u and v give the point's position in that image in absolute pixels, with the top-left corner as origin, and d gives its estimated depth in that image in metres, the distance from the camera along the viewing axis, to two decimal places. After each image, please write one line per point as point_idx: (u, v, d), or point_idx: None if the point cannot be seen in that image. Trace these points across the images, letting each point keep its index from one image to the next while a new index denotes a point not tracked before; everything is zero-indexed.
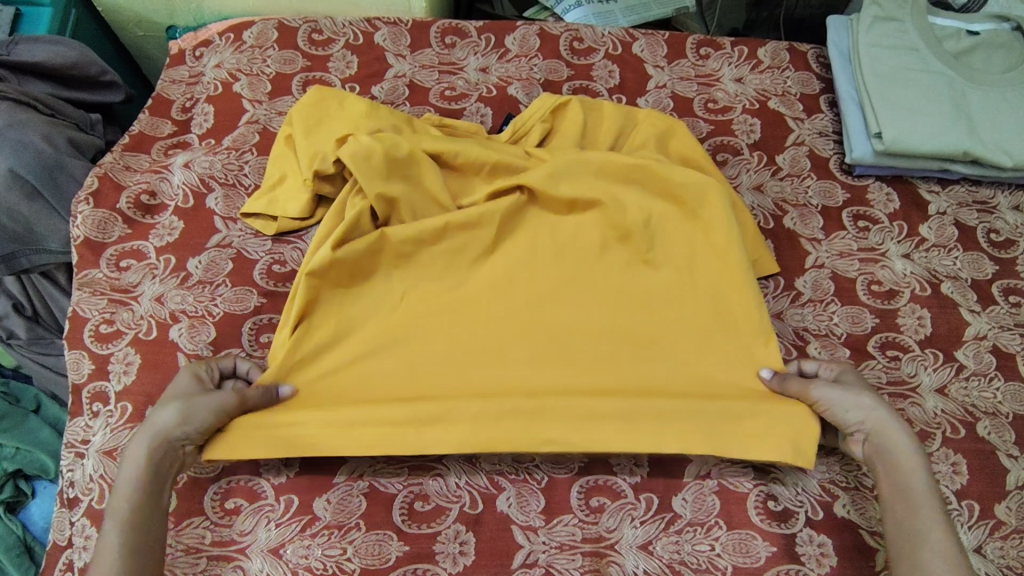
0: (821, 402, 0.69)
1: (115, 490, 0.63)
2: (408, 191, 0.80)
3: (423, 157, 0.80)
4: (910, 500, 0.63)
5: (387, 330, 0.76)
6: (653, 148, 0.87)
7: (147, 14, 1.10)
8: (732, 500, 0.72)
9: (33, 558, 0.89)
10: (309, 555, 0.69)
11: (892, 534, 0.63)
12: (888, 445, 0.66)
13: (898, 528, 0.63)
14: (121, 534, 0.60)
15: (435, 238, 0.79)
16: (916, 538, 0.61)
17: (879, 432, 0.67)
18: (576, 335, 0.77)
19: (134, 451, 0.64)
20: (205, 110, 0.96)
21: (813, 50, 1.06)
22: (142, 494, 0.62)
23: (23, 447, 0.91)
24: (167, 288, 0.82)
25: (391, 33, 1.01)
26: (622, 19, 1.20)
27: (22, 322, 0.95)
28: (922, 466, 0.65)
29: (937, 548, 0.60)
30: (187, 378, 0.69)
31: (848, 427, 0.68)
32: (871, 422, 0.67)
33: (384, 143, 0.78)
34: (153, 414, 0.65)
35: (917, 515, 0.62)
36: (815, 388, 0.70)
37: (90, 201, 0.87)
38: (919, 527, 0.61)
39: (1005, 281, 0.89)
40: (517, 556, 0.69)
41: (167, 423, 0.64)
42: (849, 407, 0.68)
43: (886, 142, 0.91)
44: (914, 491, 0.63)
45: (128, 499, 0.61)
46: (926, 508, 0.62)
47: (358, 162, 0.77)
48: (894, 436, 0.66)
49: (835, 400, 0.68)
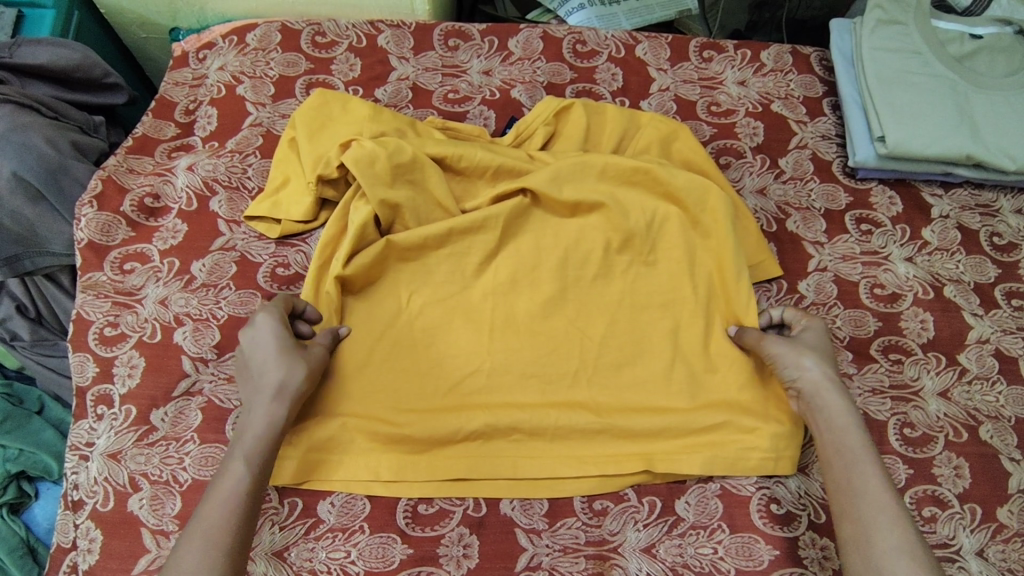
0: (769, 353, 0.72)
1: (241, 438, 0.64)
2: (411, 195, 0.80)
3: (427, 161, 0.80)
4: (846, 456, 0.64)
5: (389, 332, 0.77)
6: (656, 153, 0.87)
7: (150, 15, 1.10)
8: (735, 503, 0.72)
9: (37, 559, 0.90)
10: (314, 558, 0.69)
11: (833, 492, 0.64)
12: (818, 403, 0.68)
13: (838, 485, 0.63)
14: (250, 480, 0.61)
15: (438, 241, 0.79)
16: (853, 492, 0.62)
17: (813, 394, 0.69)
18: (579, 340, 0.78)
19: (266, 407, 0.65)
20: (208, 113, 0.96)
21: (815, 53, 1.06)
22: (271, 444, 0.64)
23: (27, 448, 0.91)
24: (170, 292, 0.82)
25: (394, 36, 1.01)
26: (625, 21, 1.20)
27: (25, 324, 0.95)
28: (857, 423, 0.66)
29: (876, 501, 0.61)
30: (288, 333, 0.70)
31: (786, 382, 0.71)
32: (806, 380, 0.69)
33: (387, 148, 0.78)
34: (284, 375, 0.67)
35: (855, 470, 0.63)
36: (767, 340, 0.73)
37: (93, 204, 0.87)
38: (859, 481, 0.62)
39: (1008, 284, 0.89)
40: (521, 559, 0.70)
41: (297, 386, 0.67)
42: (789, 364, 0.70)
43: (889, 146, 0.91)
44: (851, 447, 0.65)
45: (256, 446, 0.63)
46: (866, 464, 0.63)
47: (362, 169, 0.77)
48: (825, 394, 0.68)
49: (780, 354, 0.71)
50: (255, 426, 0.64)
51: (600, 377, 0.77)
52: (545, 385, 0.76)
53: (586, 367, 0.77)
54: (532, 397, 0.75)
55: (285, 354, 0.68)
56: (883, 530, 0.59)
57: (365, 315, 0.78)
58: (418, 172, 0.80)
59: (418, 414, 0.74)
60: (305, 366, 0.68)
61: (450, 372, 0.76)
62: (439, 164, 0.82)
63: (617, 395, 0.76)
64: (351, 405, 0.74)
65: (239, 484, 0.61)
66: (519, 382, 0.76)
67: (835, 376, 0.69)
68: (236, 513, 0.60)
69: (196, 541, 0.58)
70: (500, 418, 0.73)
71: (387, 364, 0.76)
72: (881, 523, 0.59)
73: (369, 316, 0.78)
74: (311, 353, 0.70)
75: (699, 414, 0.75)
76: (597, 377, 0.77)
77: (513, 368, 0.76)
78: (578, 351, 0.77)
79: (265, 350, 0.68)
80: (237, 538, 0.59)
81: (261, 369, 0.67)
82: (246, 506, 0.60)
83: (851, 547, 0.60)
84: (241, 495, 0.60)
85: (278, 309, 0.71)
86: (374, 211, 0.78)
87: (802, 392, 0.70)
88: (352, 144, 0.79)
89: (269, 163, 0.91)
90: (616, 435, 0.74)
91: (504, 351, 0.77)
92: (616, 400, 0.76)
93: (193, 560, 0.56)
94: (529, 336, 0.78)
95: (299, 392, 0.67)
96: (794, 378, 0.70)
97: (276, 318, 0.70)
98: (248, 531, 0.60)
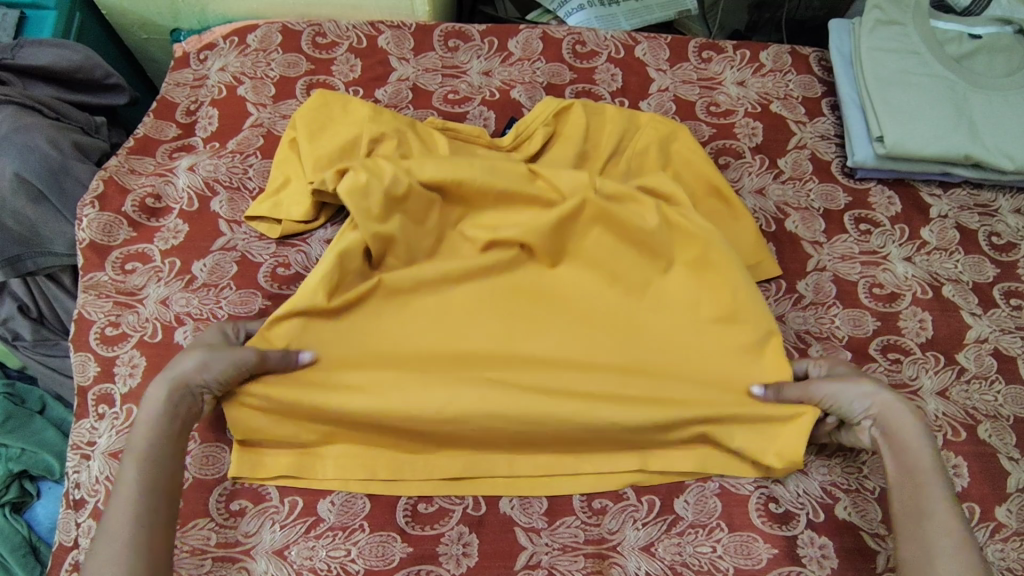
0: (823, 396, 0.72)
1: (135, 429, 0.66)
2: (407, 227, 0.79)
3: (421, 194, 0.79)
4: (918, 480, 0.64)
5: (388, 343, 0.76)
6: (654, 154, 0.88)
7: (151, 17, 1.10)
8: (733, 502, 0.73)
9: (39, 558, 0.90)
10: (314, 557, 0.69)
11: (897, 512, 0.64)
12: (894, 425, 0.67)
13: (904, 508, 0.64)
14: (139, 470, 0.62)
15: (438, 274, 0.79)
16: (921, 516, 0.62)
17: (885, 421, 0.68)
18: (575, 339, 0.78)
19: (155, 393, 0.67)
20: (209, 114, 0.97)
21: (814, 53, 1.06)
22: (162, 439, 0.65)
23: (29, 448, 0.92)
24: (171, 292, 0.82)
25: (394, 37, 1.01)
26: (625, 22, 1.20)
27: (27, 323, 0.95)
28: (930, 447, 0.66)
29: (944, 526, 0.61)
30: (214, 332, 0.73)
31: (852, 415, 0.70)
32: (878, 405, 0.69)
33: (384, 180, 0.77)
34: (177, 361, 0.69)
35: (925, 495, 0.63)
36: (816, 386, 0.72)
37: (95, 205, 0.87)
38: (926, 505, 0.62)
39: (1007, 284, 0.89)
40: (520, 557, 0.70)
41: (188, 368, 0.68)
42: (852, 395, 0.70)
43: (887, 146, 0.91)
44: (923, 471, 0.64)
45: (147, 443, 0.64)
46: (935, 487, 0.63)
47: (358, 201, 0.76)
48: (899, 418, 0.67)
49: (836, 392, 0.71)
50: (143, 427, 0.65)
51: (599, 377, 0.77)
52: None
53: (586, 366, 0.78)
54: None
55: (188, 354, 0.69)
56: (947, 556, 0.59)
57: (357, 331, 0.76)
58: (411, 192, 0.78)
59: None
60: (198, 356, 0.68)
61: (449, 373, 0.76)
62: (439, 191, 0.81)
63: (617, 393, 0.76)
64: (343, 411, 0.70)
65: (133, 484, 0.62)
66: None
67: (903, 400, 0.69)
68: (136, 504, 0.61)
69: (102, 544, 0.58)
70: None
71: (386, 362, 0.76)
72: (946, 549, 0.59)
73: (371, 324, 0.77)
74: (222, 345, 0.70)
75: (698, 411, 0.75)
76: (592, 389, 0.74)
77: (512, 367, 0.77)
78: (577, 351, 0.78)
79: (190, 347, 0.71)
80: (133, 529, 0.59)
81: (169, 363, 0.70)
82: (142, 503, 0.61)
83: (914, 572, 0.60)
84: (135, 485, 0.62)
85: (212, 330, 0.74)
86: (365, 240, 0.77)
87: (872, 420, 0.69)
88: (348, 171, 0.78)
89: (269, 164, 0.91)
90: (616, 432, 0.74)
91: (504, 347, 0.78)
92: None
93: (99, 556, 0.58)
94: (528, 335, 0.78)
95: (190, 382, 0.67)
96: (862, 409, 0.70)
97: (209, 335, 0.73)
98: (151, 521, 0.61)
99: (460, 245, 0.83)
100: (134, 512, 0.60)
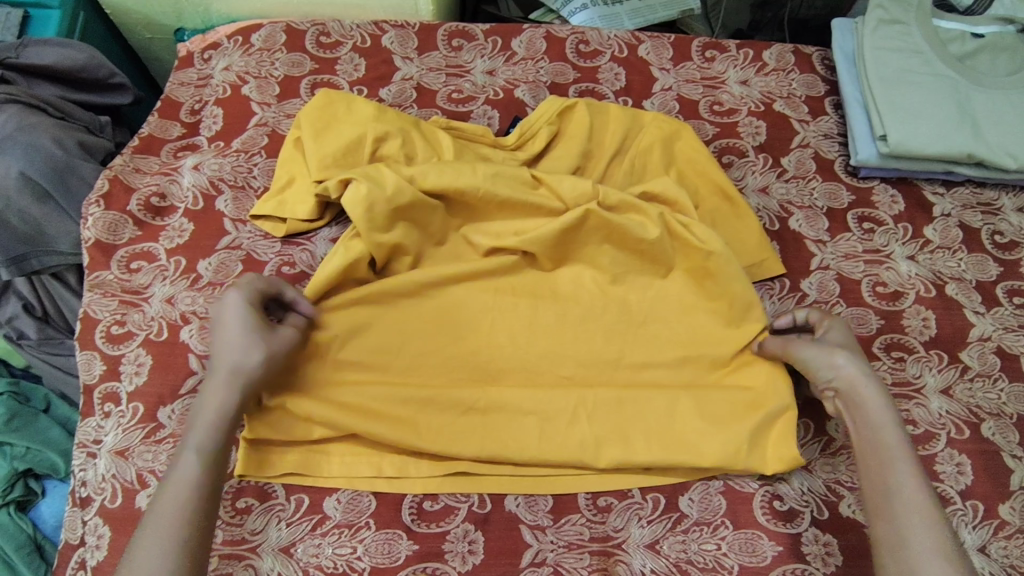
0: (798, 357, 0.72)
1: (195, 421, 0.66)
2: (410, 231, 0.79)
3: (422, 205, 0.78)
4: (884, 456, 0.65)
5: (397, 341, 0.77)
6: (658, 153, 0.88)
7: (155, 16, 1.11)
8: (737, 500, 0.73)
9: (44, 557, 0.91)
10: (320, 554, 0.69)
11: (867, 489, 0.64)
12: (859, 400, 0.68)
13: (874, 485, 0.64)
14: (201, 467, 0.63)
15: (438, 280, 0.79)
16: (889, 491, 0.63)
17: (851, 394, 0.69)
18: (580, 338, 0.79)
19: (218, 390, 0.66)
20: (214, 113, 0.97)
21: (817, 53, 1.07)
22: (221, 427, 0.65)
23: (33, 447, 0.92)
24: (177, 290, 0.83)
25: (399, 36, 1.02)
26: (628, 21, 1.20)
27: (32, 323, 0.96)
28: (894, 422, 0.67)
29: (912, 502, 0.61)
30: (247, 313, 0.68)
31: (819, 382, 0.71)
32: (842, 379, 0.70)
33: (387, 190, 0.77)
34: (235, 356, 0.67)
35: (892, 470, 0.64)
36: (793, 345, 0.73)
37: (101, 203, 0.88)
38: (894, 482, 0.63)
39: (1010, 282, 0.89)
40: (526, 555, 0.70)
41: (249, 368, 0.67)
42: (822, 364, 0.71)
43: (891, 145, 0.91)
44: (889, 447, 0.65)
45: (207, 440, 0.64)
46: (902, 464, 0.64)
47: (359, 213, 0.76)
48: (864, 393, 0.68)
49: (810, 356, 0.72)
50: (206, 414, 0.66)
51: (602, 375, 0.78)
52: (551, 381, 0.77)
53: (591, 364, 0.78)
54: (538, 389, 0.77)
55: (242, 337, 0.67)
56: (918, 531, 0.60)
57: (363, 331, 0.77)
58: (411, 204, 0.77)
59: (423, 411, 0.74)
60: (258, 349, 0.67)
61: (454, 373, 0.77)
62: (441, 200, 0.80)
63: (620, 391, 0.77)
64: (343, 420, 0.72)
65: (191, 474, 0.63)
66: (524, 378, 0.77)
67: (871, 374, 0.69)
68: (193, 502, 0.62)
69: (155, 540, 0.59)
70: (506, 415, 0.75)
71: (390, 360, 0.76)
72: (917, 527, 0.60)
73: (378, 324, 0.77)
74: (273, 337, 0.69)
75: (703, 410, 0.75)
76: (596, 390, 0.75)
77: (517, 365, 0.78)
78: (581, 350, 0.79)
79: (230, 330, 0.67)
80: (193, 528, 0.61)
81: (220, 350, 0.67)
82: (198, 495, 0.62)
83: (885, 546, 0.61)
84: (193, 482, 0.62)
85: (248, 284, 0.71)
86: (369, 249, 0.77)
87: (838, 390, 0.70)
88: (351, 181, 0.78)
89: (274, 162, 0.91)
90: (621, 431, 0.75)
91: (510, 345, 0.78)
92: (622, 397, 0.76)
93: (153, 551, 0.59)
94: (532, 334, 0.79)
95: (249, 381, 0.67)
96: (829, 377, 0.70)
97: (244, 294, 0.69)
98: (205, 520, 0.62)
99: (466, 244, 0.84)
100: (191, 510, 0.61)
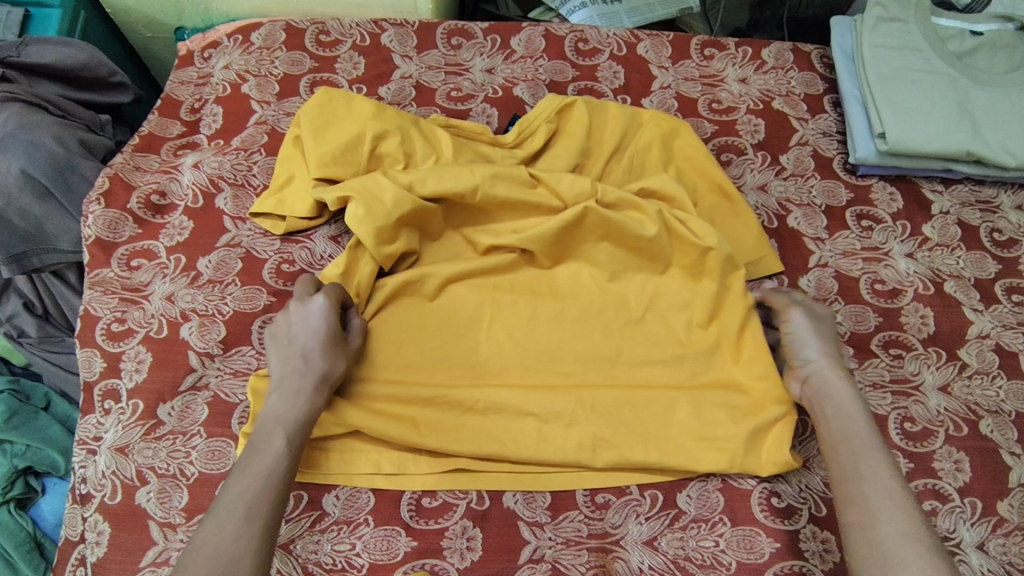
0: (789, 324, 0.76)
1: (265, 414, 0.66)
2: (410, 233, 0.80)
3: (422, 202, 0.78)
4: (854, 443, 0.66)
5: (396, 341, 0.77)
6: (657, 152, 0.88)
7: (155, 15, 1.11)
8: (735, 497, 0.73)
9: (44, 554, 0.91)
10: (319, 551, 0.70)
11: (836, 477, 0.65)
12: (829, 390, 0.70)
13: (842, 472, 0.64)
14: (286, 456, 0.64)
15: (437, 279, 0.79)
16: (858, 477, 0.63)
17: (823, 381, 0.71)
18: (579, 335, 0.79)
19: (296, 388, 0.68)
20: (214, 111, 0.97)
21: (816, 50, 1.07)
22: (304, 427, 0.67)
23: (33, 444, 0.92)
24: (177, 288, 0.83)
25: (398, 34, 1.02)
26: (627, 19, 1.20)
27: (32, 321, 0.96)
28: (864, 412, 0.68)
29: (883, 486, 0.62)
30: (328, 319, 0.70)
31: (798, 360, 0.74)
32: (813, 369, 0.72)
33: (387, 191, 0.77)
34: (316, 359, 0.69)
35: (863, 457, 0.64)
36: (791, 311, 0.76)
37: (101, 201, 0.88)
38: (865, 468, 0.63)
39: (1009, 280, 0.89)
40: (524, 551, 0.70)
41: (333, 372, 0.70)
42: (803, 346, 0.74)
43: (889, 142, 0.91)
44: (858, 434, 0.66)
45: (286, 432, 0.65)
46: (873, 450, 0.65)
47: (361, 218, 0.76)
48: (837, 383, 0.71)
49: (799, 329, 0.75)
50: (294, 414, 0.66)
51: (600, 373, 0.78)
52: (550, 378, 0.78)
53: (589, 361, 0.78)
54: (536, 386, 0.77)
55: (327, 346, 0.70)
56: (888, 513, 0.60)
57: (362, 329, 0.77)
58: (411, 203, 0.77)
59: (422, 408, 0.74)
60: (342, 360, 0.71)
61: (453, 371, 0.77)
62: (441, 200, 0.81)
63: (617, 390, 0.77)
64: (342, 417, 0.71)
65: (272, 462, 0.63)
66: (522, 375, 0.78)
67: (844, 366, 0.72)
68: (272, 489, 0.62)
69: (225, 521, 0.59)
70: (504, 413, 0.75)
71: (390, 358, 0.76)
72: (887, 508, 0.60)
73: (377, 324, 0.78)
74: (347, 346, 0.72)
75: (701, 408, 0.75)
76: None
77: (515, 362, 0.78)
78: (580, 348, 0.79)
79: (309, 334, 0.70)
80: (268, 514, 0.61)
81: (300, 354, 0.69)
82: (276, 486, 0.62)
83: (854, 531, 0.61)
84: (274, 471, 0.63)
85: (334, 293, 0.72)
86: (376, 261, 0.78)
87: (810, 376, 0.72)
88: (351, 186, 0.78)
89: (274, 161, 0.91)
90: (619, 429, 0.75)
91: (509, 342, 0.79)
92: (620, 394, 0.76)
93: (226, 532, 0.58)
94: (531, 333, 0.79)
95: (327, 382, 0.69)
96: (810, 357, 0.73)
97: (332, 304, 0.71)
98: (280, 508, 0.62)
99: (465, 242, 0.84)
100: (269, 496, 0.61)
